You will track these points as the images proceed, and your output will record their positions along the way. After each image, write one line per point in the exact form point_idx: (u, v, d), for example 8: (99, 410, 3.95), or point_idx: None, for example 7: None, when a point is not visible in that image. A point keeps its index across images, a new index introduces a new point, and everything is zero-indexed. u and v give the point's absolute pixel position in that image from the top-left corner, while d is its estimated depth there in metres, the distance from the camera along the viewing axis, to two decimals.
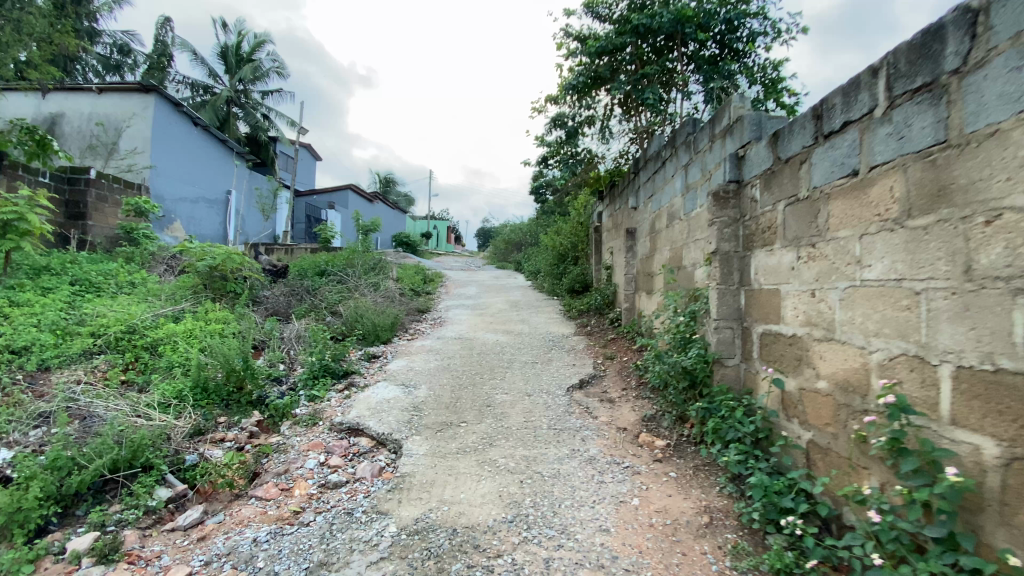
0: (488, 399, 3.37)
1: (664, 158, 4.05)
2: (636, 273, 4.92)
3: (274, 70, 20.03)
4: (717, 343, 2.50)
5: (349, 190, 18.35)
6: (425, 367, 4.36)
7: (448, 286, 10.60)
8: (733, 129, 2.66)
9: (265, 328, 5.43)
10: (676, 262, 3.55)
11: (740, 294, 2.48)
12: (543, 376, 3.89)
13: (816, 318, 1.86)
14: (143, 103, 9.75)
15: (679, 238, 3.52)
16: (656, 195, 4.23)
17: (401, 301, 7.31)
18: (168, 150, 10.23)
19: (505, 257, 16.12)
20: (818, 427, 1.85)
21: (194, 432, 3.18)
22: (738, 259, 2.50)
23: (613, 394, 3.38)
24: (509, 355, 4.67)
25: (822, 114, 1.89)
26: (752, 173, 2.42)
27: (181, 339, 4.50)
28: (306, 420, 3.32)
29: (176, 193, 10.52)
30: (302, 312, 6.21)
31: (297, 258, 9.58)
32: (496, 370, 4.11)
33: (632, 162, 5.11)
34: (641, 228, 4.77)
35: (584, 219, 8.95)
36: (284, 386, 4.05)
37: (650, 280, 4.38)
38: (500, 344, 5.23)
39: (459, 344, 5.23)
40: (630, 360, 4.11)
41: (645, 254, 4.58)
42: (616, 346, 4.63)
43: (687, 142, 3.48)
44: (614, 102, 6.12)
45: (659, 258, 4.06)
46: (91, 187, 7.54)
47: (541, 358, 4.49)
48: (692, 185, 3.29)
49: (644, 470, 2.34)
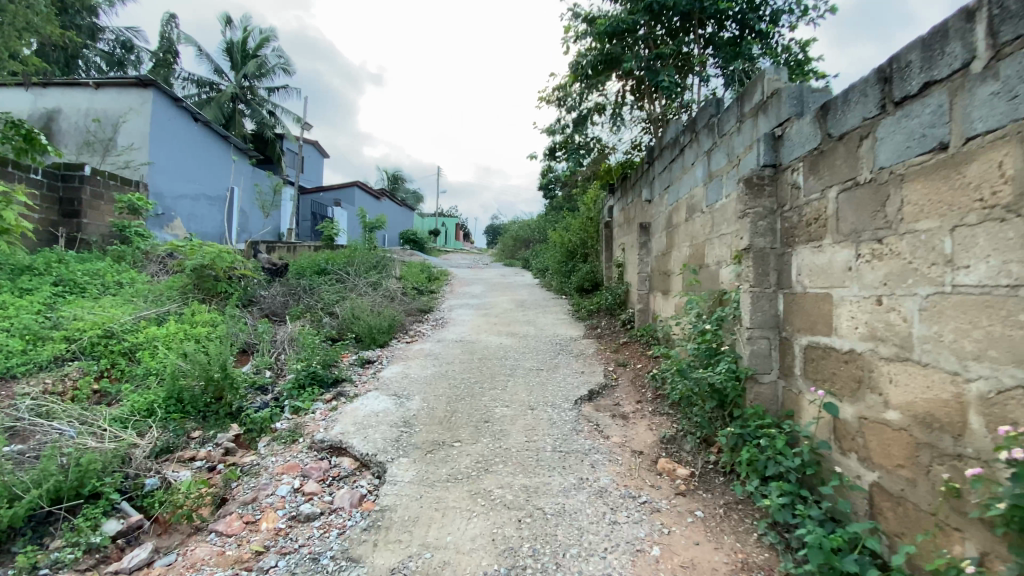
0: (487, 414, 3.02)
1: (682, 145, 3.67)
2: (651, 272, 4.54)
3: (279, 66, 19.81)
4: (750, 356, 2.13)
5: (357, 187, 17.96)
6: (421, 374, 4.02)
7: (453, 284, 10.26)
8: (768, 105, 2.28)
9: (255, 331, 5.12)
10: (697, 261, 3.17)
11: (778, 298, 2.11)
12: (549, 385, 3.53)
13: (884, 332, 1.49)
14: (141, 98, 9.51)
15: (701, 234, 3.15)
16: (673, 186, 3.86)
17: (402, 301, 6.99)
18: (167, 145, 10.00)
19: (513, 254, 15.76)
20: (886, 468, 1.49)
21: (160, 451, 2.90)
22: (775, 257, 2.13)
23: (627, 409, 3.02)
24: (513, 360, 4.32)
25: (892, 75, 1.51)
26: (793, 154, 2.05)
27: (162, 344, 4.21)
28: (284, 436, 2.99)
29: (176, 190, 10.28)
30: (297, 313, 5.90)
31: (298, 256, 9.31)
32: (497, 379, 3.76)
33: (646, 151, 4.74)
34: (656, 223, 4.39)
35: (594, 214, 8.57)
36: (268, 396, 3.73)
37: (666, 280, 4.01)
38: (503, 348, 4.87)
39: (460, 348, 4.88)
40: (645, 367, 3.74)
41: (660, 251, 4.20)
42: (629, 351, 4.25)
43: (709, 125, 3.11)
44: (626, 88, 5.74)
45: (677, 256, 3.68)
46: (85, 184, 7.31)
47: (547, 364, 4.13)
48: (716, 173, 2.91)
49: (664, 508, 1.98)
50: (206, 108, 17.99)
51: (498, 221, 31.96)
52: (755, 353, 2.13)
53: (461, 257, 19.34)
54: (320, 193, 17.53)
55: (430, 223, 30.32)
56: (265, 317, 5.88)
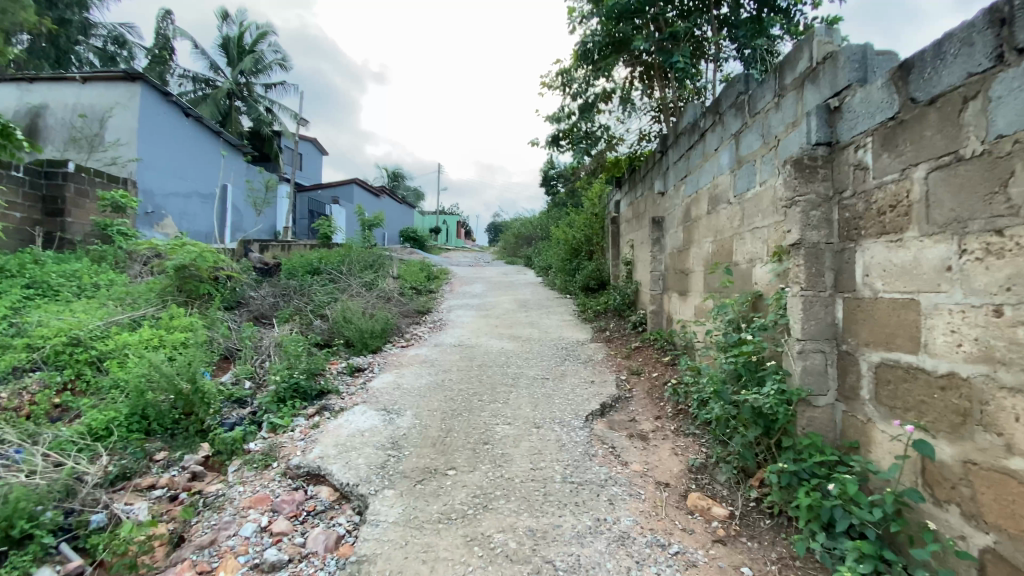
0: (487, 434, 2.66)
1: (703, 129, 3.30)
2: (665, 270, 4.18)
3: (276, 62, 19.44)
4: (802, 373, 1.77)
5: (355, 183, 17.65)
6: (415, 384, 3.65)
7: (453, 283, 9.89)
8: (820, 72, 1.92)
9: (239, 336, 4.77)
10: (724, 258, 2.80)
11: (835, 304, 1.75)
12: (557, 397, 3.17)
13: (1008, 354, 1.13)
14: (129, 92, 9.17)
15: (728, 228, 2.78)
16: (691, 176, 3.48)
17: (398, 303, 6.63)
18: (157, 141, 9.64)
19: (515, 252, 15.39)
20: (1008, 532, 1.14)
21: (115, 478, 2.60)
22: (832, 254, 1.77)
23: (646, 428, 2.66)
24: (515, 367, 3.95)
25: (1012, 15, 1.15)
26: (857, 128, 1.68)
27: (133, 352, 3.85)
28: (256, 461, 2.63)
29: (166, 187, 9.95)
30: (286, 316, 5.53)
31: (291, 255, 8.96)
32: (499, 389, 3.40)
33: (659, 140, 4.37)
34: (671, 217, 4.02)
35: (600, 210, 8.19)
36: (246, 410, 3.38)
37: (684, 279, 3.65)
38: (505, 353, 4.50)
39: (458, 353, 4.51)
40: (663, 377, 3.37)
41: (677, 247, 3.84)
42: (643, 357, 3.88)
43: (738, 104, 2.74)
44: (635, 74, 5.36)
45: (697, 253, 3.32)
46: (69, 181, 6.98)
47: (552, 371, 3.76)
48: (748, 158, 2.54)
49: (701, 561, 1.62)
50: (202, 105, 17.63)
51: (500, 219, 31.56)
52: (809, 370, 1.77)
53: (461, 255, 18.97)
54: (318, 190, 17.16)
55: (430, 221, 29.93)
56: (251, 320, 5.52)
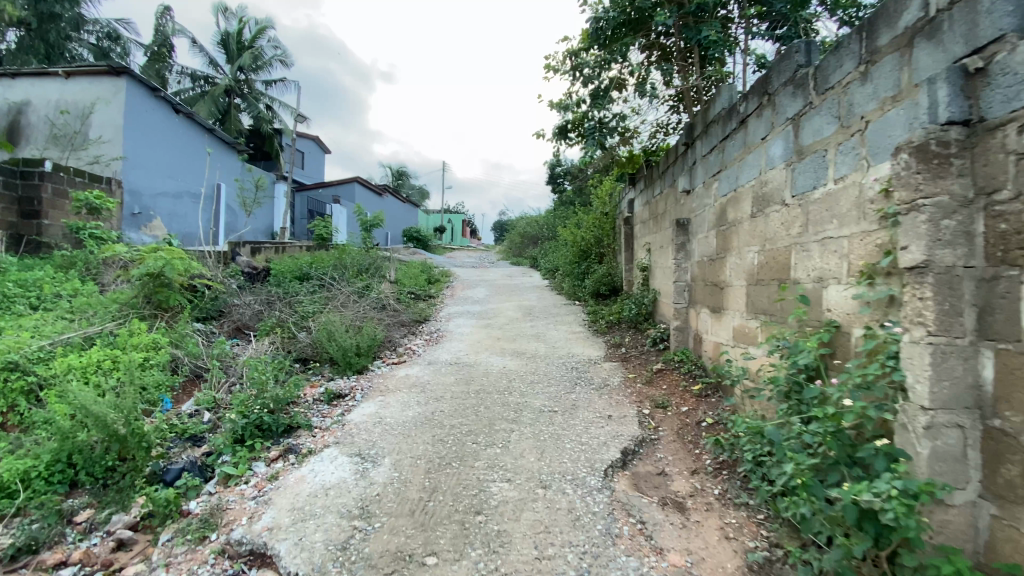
0: (482, 497, 2.11)
1: (743, 115, 2.73)
2: (692, 280, 3.63)
3: (276, 58, 18.97)
4: (929, 460, 1.26)
5: (357, 182, 17.19)
6: (401, 416, 3.11)
7: (453, 287, 9.32)
8: (944, 26, 1.38)
9: (210, 354, 4.25)
10: (779, 275, 2.26)
11: (980, 360, 1.23)
12: (568, 441, 2.62)
13: None
14: (115, 87, 8.71)
15: (782, 237, 2.24)
16: (729, 172, 2.92)
17: (392, 312, 6.11)
18: (144, 138, 9.16)
19: (521, 252, 14.84)
20: None
21: (17, 552, 2.10)
22: (975, 287, 1.24)
23: (681, 491, 2.11)
24: (519, 394, 3.39)
25: None
26: (1021, 101, 1.16)
27: (75, 377, 3.31)
28: (191, 531, 2.09)
29: (154, 187, 9.46)
30: (266, 328, 5.00)
31: (283, 258, 8.47)
32: (499, 427, 2.84)
33: (682, 130, 3.79)
34: (700, 221, 3.45)
35: (612, 209, 7.61)
36: (197, 453, 2.85)
37: (717, 294, 3.09)
38: (506, 374, 3.94)
39: (453, 375, 3.95)
40: (694, 414, 2.82)
41: (707, 256, 3.27)
42: (668, 384, 3.33)
43: (795, 82, 2.18)
44: (653, 55, 4.76)
45: (737, 265, 2.77)
46: (46, 181, 6.49)
47: (561, 401, 3.20)
48: (816, 147, 1.99)
49: None
50: (200, 102, 17.15)
51: (506, 218, 31.04)
52: (939, 454, 1.26)
53: (464, 255, 18.47)
54: (318, 189, 16.65)
55: (434, 219, 29.39)
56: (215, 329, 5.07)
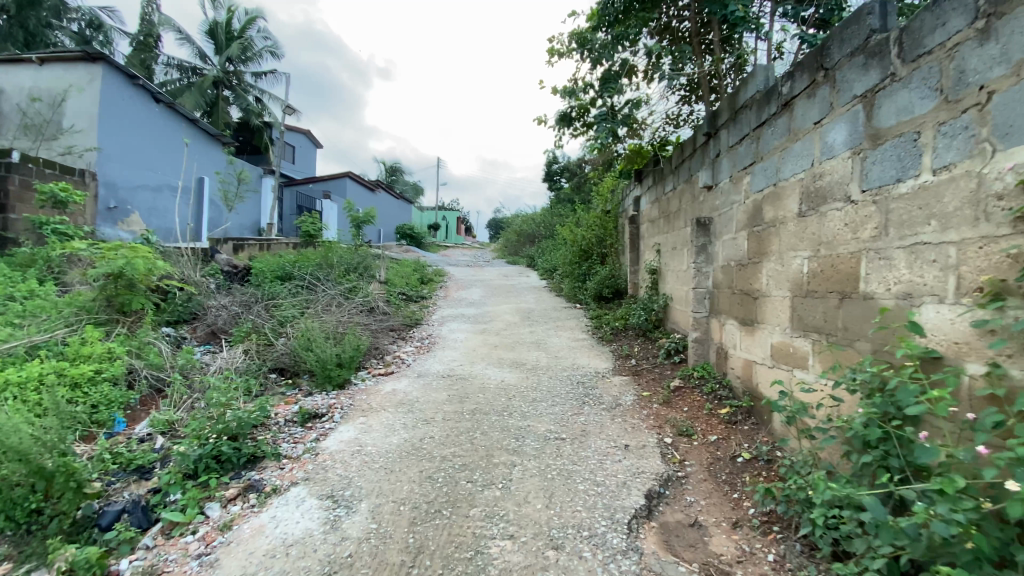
0: (478, 562, 1.70)
1: (788, 96, 2.34)
2: (714, 286, 3.23)
3: (267, 49, 18.44)
4: None
5: (349, 177, 16.69)
6: (383, 444, 2.69)
7: (446, 287, 8.89)
8: None
9: (175, 366, 3.81)
10: (842, 287, 1.87)
11: None
12: (580, 481, 2.21)
13: None
14: (89, 74, 8.20)
15: (847, 241, 1.85)
16: (767, 164, 2.51)
17: (380, 316, 5.67)
18: (121, 128, 8.66)
19: (517, 251, 14.39)
20: None
21: None
22: None
23: (725, 554, 1.72)
24: (520, 415, 2.97)
25: None
26: None
27: (7, 394, 2.86)
28: None
29: (133, 180, 8.96)
30: (241, 334, 4.56)
31: (266, 256, 8.00)
32: (497, 460, 2.42)
33: (703, 119, 3.38)
34: (725, 220, 3.05)
35: (615, 206, 7.20)
36: (142, 490, 2.43)
37: (749, 304, 2.70)
38: (505, 389, 3.53)
39: (445, 390, 3.53)
40: (725, 446, 2.42)
41: (736, 261, 2.88)
42: (689, 407, 2.93)
43: (867, 51, 1.79)
44: (667, 38, 4.34)
45: (778, 271, 2.37)
46: (12, 172, 6.01)
47: (568, 426, 2.79)
48: (905, 128, 1.60)
49: None
50: (186, 93, 16.58)
51: (500, 216, 30.59)
52: None
53: (459, 254, 17.96)
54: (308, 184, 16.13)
55: (429, 216, 28.89)
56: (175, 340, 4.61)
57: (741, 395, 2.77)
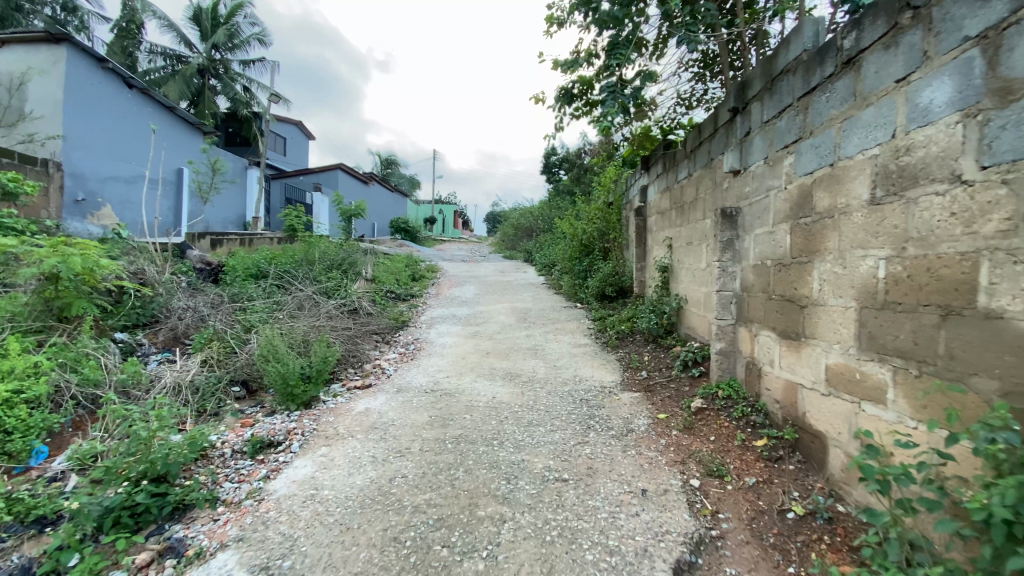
0: None
1: (851, 51, 1.83)
2: (744, 289, 2.72)
3: (255, 36, 17.81)
4: None
5: (340, 169, 16.09)
6: (342, 487, 2.19)
7: (439, 284, 8.37)
8: None
9: (114, 382, 3.31)
10: (950, 301, 1.37)
11: None
12: (586, 547, 1.72)
13: None
14: (53, 57, 7.66)
15: (958, 236, 1.35)
16: (822, 138, 2.01)
17: (362, 319, 5.17)
18: (88, 116, 8.10)
19: (514, 245, 13.84)
20: None
21: None
22: None
23: None
24: (512, 446, 2.48)
25: None
26: None
27: None
28: None
29: (103, 170, 8.40)
30: (201, 340, 4.04)
31: (244, 251, 7.47)
32: (480, 513, 1.93)
33: (730, 92, 2.86)
34: (759, 209, 2.55)
35: (618, 197, 6.67)
36: (34, 552, 1.94)
37: (793, 313, 2.20)
38: (496, 408, 3.02)
39: (427, 410, 3.03)
40: (769, 494, 1.93)
41: (774, 260, 2.38)
42: (715, 436, 2.43)
43: None
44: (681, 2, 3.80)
45: (840, 273, 1.86)
46: None
47: (571, 461, 2.31)
48: None
49: None
50: (171, 82, 15.96)
51: (498, 210, 30.03)
52: None
53: (455, 248, 17.41)
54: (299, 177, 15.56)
55: (426, 209, 28.28)
56: (127, 349, 4.11)
57: (782, 423, 2.27)
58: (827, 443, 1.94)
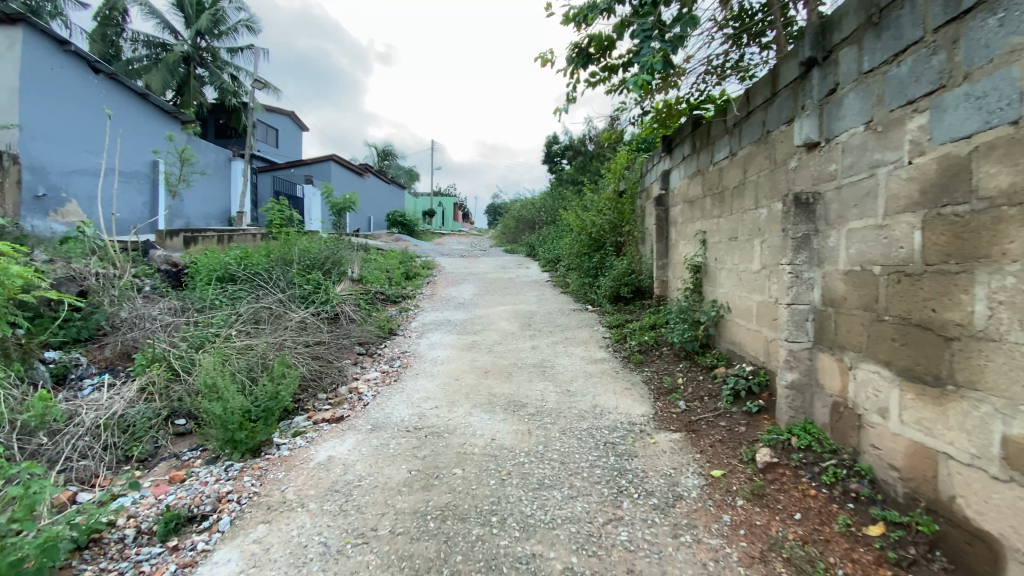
0: None
1: None
2: (828, 303, 2.00)
3: (242, 23, 17.02)
4: None
5: (333, 160, 15.34)
6: None
7: (434, 283, 7.66)
8: None
9: (17, 424, 2.62)
10: None
11: None
12: None
13: None
14: (7, 38, 6.94)
15: None
16: (994, 81, 1.30)
17: (342, 328, 4.49)
18: (50, 103, 7.40)
19: (516, 239, 13.13)
20: None
21: None
22: None
23: None
24: (516, 528, 1.78)
25: None
26: None
27: None
28: None
29: (67, 163, 7.69)
30: (140, 362, 3.35)
31: (218, 250, 6.78)
32: None
33: (806, 35, 2.12)
34: (857, 194, 1.84)
35: (631, 185, 5.93)
36: None
37: (929, 345, 1.50)
38: (495, 457, 2.33)
39: (407, 461, 2.34)
40: None
41: (888, 266, 1.67)
42: (801, 513, 1.74)
43: None
44: None
45: None
46: None
47: (605, 559, 1.61)
48: None
49: None
50: (154, 71, 15.18)
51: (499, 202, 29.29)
52: None
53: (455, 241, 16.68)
54: (289, 169, 14.82)
55: (425, 202, 27.49)
56: (57, 373, 3.47)
57: (905, 502, 1.58)
58: (1007, 555, 1.25)
